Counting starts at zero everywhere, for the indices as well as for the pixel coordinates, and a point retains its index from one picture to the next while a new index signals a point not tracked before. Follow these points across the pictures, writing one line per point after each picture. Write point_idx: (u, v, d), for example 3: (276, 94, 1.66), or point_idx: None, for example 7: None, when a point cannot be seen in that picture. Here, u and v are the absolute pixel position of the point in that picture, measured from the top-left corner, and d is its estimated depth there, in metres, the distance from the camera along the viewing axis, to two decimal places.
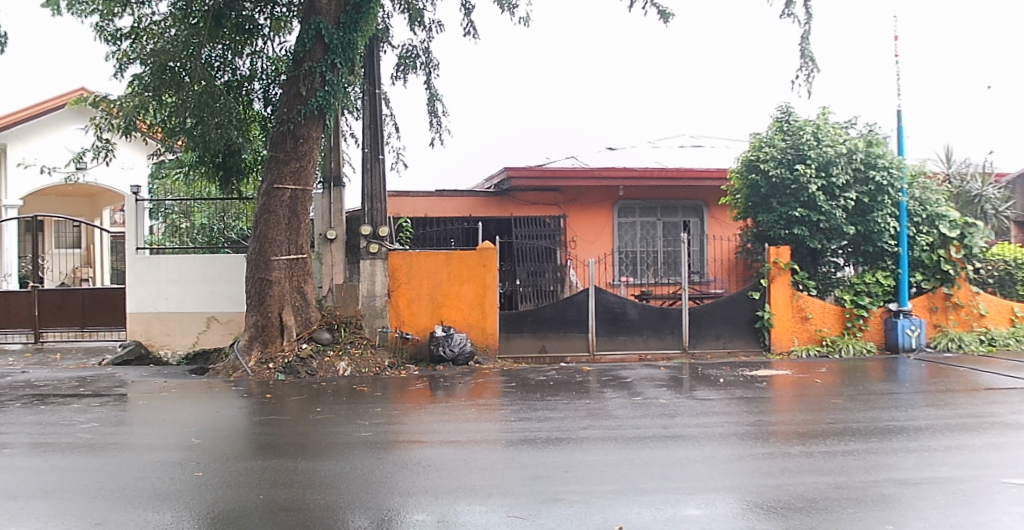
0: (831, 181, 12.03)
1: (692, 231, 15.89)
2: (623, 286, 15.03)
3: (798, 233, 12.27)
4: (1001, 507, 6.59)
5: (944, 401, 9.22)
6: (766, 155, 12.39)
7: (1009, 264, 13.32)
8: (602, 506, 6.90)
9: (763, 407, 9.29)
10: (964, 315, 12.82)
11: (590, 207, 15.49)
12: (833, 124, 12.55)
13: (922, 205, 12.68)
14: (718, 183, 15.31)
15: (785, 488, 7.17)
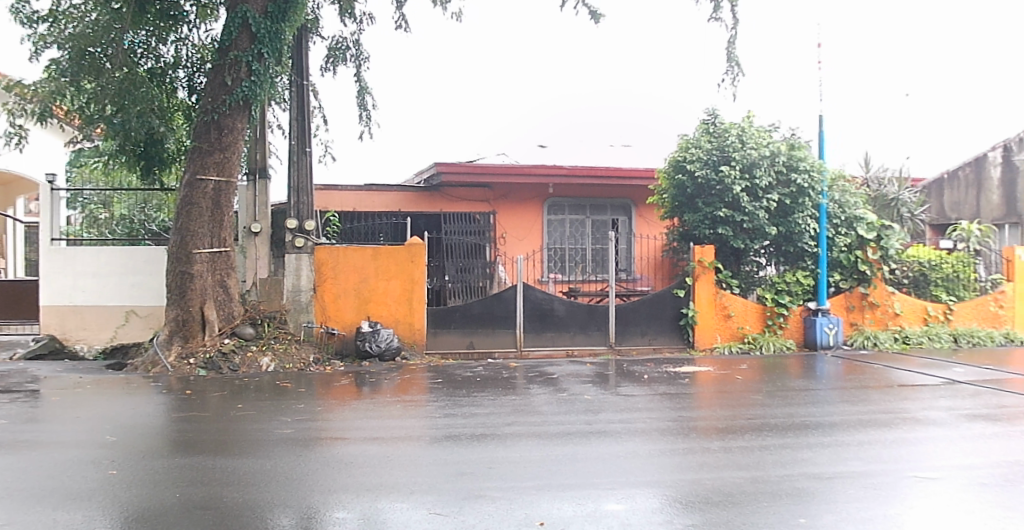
0: (755, 183, 12.28)
1: (620, 229, 16.12)
2: (551, 283, 14.62)
3: (723, 233, 12.53)
4: (910, 500, 6.80)
5: (858, 398, 9.49)
6: (692, 156, 12.58)
7: (922, 265, 13.81)
8: (525, 502, 6.91)
9: (685, 403, 9.43)
10: (880, 313, 13.25)
11: (519, 204, 15.64)
12: (758, 127, 12.80)
13: (841, 207, 13.07)
14: (648, 182, 15.55)
15: (704, 482, 7.29)
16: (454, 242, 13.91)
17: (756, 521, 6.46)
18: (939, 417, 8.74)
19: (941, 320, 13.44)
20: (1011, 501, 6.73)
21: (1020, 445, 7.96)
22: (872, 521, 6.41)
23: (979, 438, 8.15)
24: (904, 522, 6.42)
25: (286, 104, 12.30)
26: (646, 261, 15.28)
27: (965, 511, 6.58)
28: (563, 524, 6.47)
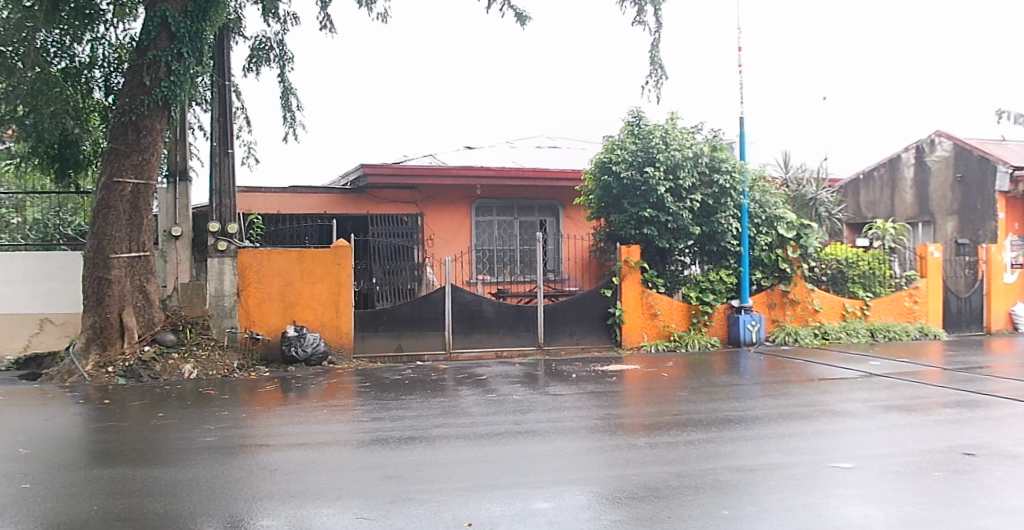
0: (679, 183, 12.51)
1: (547, 230, 16.32)
2: (480, 285, 14.81)
3: (649, 233, 12.71)
4: (829, 490, 6.97)
5: (780, 392, 9.71)
6: (618, 157, 12.69)
7: (840, 263, 14.29)
8: (453, 504, 6.86)
9: (613, 401, 9.52)
10: (800, 310, 13.62)
11: (447, 206, 15.60)
12: (681, 129, 13.01)
13: (762, 207, 13.37)
14: (574, 183, 15.76)
15: (630, 478, 7.36)
16: (382, 245, 13.63)
17: (681, 515, 6.54)
18: (856, 409, 9.00)
19: (858, 315, 13.95)
20: (924, 488, 6.95)
21: (932, 433, 8.26)
22: (793, 511, 6.55)
23: (894, 427, 8.42)
24: (823, 511, 6.57)
25: (207, 106, 12.08)
26: (573, 261, 15.73)
27: (880, 499, 6.77)
28: (491, 524, 6.44)
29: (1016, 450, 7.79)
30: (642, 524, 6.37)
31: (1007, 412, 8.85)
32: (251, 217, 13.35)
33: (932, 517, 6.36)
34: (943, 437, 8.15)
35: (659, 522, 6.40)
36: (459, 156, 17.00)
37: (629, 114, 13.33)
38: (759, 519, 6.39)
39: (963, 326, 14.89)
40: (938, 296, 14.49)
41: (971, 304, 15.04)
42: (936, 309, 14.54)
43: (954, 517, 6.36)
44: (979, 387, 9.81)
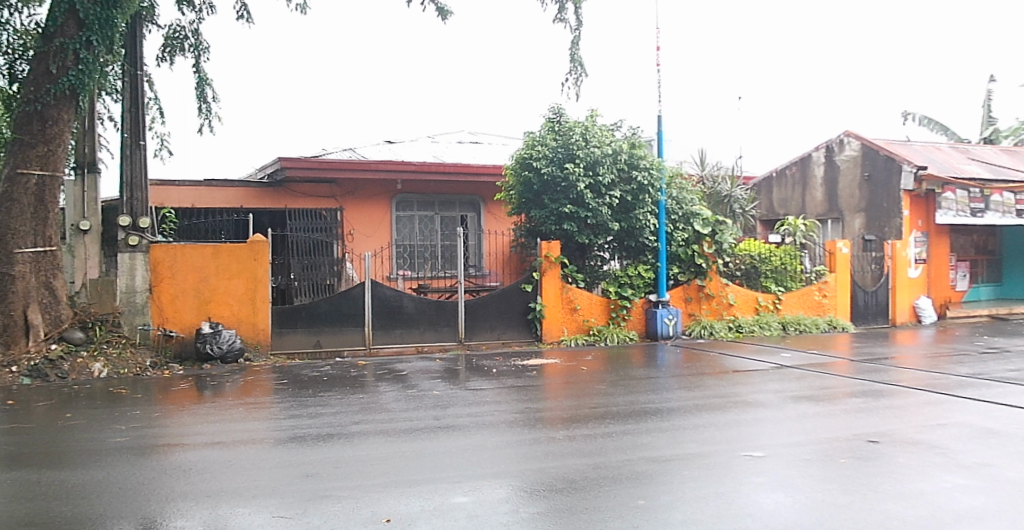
0: (598, 180, 12.72)
1: (468, 225, 16.37)
2: (401, 280, 14.83)
3: (569, 229, 12.90)
4: (741, 478, 7.15)
5: (695, 384, 9.97)
6: (538, 153, 12.82)
7: (754, 259, 14.79)
8: (371, 500, 6.79)
9: (532, 395, 9.62)
10: (715, 304, 14.18)
11: (366, 201, 15.71)
12: (601, 126, 13.24)
13: (678, 204, 13.82)
14: (495, 179, 15.87)
15: (549, 471, 7.42)
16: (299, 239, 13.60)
17: (599, 506, 6.60)
18: (767, 400, 9.28)
19: (771, 309, 14.61)
20: (831, 474, 7.18)
21: (838, 422, 8.56)
22: (706, 500, 6.68)
23: (803, 417, 8.71)
24: (735, 499, 6.72)
25: (117, 95, 11.84)
26: (493, 257, 16.09)
27: (789, 486, 6.96)
28: (410, 519, 6.38)
29: (917, 436, 8.14)
30: (560, 516, 6.40)
31: (908, 401, 9.26)
32: (162, 210, 13.06)
33: (838, 502, 6.57)
34: (849, 426, 8.45)
35: (577, 513, 6.44)
36: (378, 150, 16.89)
37: (549, 109, 13.41)
38: (674, 508, 6.50)
39: (869, 318, 15.72)
40: (846, 290, 15.27)
41: (877, 298, 15.92)
42: (844, 303, 15.34)
43: (859, 501, 6.57)
44: (884, 377, 10.28)
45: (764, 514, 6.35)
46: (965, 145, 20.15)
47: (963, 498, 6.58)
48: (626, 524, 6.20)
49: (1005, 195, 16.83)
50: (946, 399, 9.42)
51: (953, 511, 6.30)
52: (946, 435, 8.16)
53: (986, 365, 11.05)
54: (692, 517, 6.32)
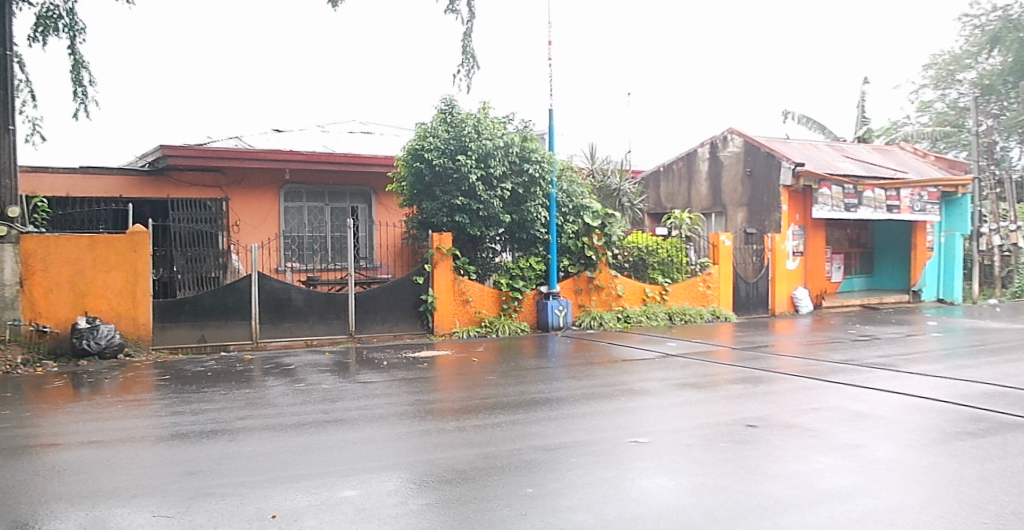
0: (490, 172, 12.91)
1: (359, 216, 16.27)
2: (288, 272, 14.97)
3: (460, 221, 13.07)
4: (626, 464, 7.32)
5: (584, 373, 10.31)
6: (430, 144, 12.80)
7: (642, 251, 15.35)
8: (256, 496, 6.62)
9: (423, 387, 9.78)
10: (605, 295, 14.66)
11: (253, 191, 15.39)
12: (492, 119, 13.38)
13: (569, 197, 14.17)
14: (386, 170, 15.94)
15: (438, 462, 7.44)
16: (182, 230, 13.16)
17: (486, 495, 6.64)
18: (652, 388, 9.64)
19: (657, 300, 15.15)
20: (712, 458, 7.42)
21: (719, 408, 8.91)
22: (593, 485, 6.80)
23: (686, 404, 9.04)
24: (619, 483, 6.86)
25: None
26: (386, 249, 16.10)
27: (673, 470, 7.15)
28: (295, 514, 6.26)
29: (792, 420, 8.52)
30: (448, 506, 6.39)
31: (784, 387, 9.72)
32: (34, 200, 12.61)
33: (718, 484, 6.78)
34: (730, 411, 8.79)
35: (466, 503, 6.45)
36: (266, 139, 16.60)
37: (441, 101, 13.45)
38: (561, 495, 6.58)
39: (750, 308, 16.38)
40: (728, 281, 15.95)
41: (758, 289, 16.56)
42: (727, 294, 16.00)
43: (737, 483, 6.80)
44: (762, 365, 10.84)
45: (648, 498, 6.50)
46: (840, 144, 21.20)
47: (835, 477, 6.88)
48: (514, 512, 6.24)
49: (877, 192, 17.63)
50: (819, 384, 9.95)
51: (825, 490, 6.58)
52: (820, 418, 8.58)
53: (857, 351, 11.72)
54: (579, 502, 6.41)
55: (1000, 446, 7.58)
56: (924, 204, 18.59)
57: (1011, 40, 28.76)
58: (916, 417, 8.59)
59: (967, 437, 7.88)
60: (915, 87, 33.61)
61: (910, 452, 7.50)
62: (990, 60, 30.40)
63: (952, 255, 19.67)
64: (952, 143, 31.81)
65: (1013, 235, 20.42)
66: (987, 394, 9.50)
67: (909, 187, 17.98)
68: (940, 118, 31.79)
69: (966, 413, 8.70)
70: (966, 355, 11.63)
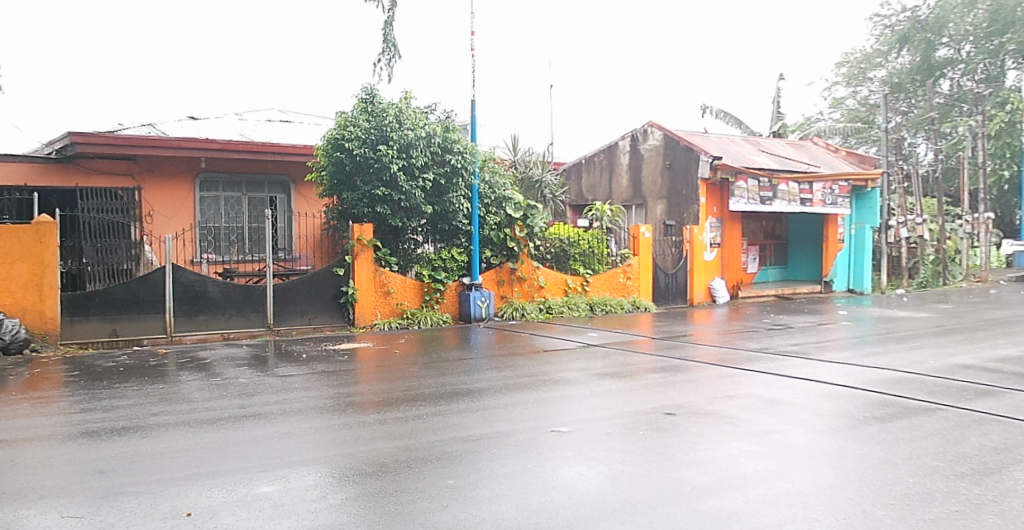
0: (412, 162, 12.84)
1: (277, 207, 15.98)
2: (204, 263, 14.74)
3: (381, 212, 12.97)
4: (548, 453, 7.38)
5: (506, 364, 10.41)
6: (351, 134, 12.66)
7: (563, 242, 15.54)
8: (170, 494, 6.42)
9: (344, 380, 9.71)
10: (527, 286, 14.78)
11: (168, 180, 14.96)
12: (414, 109, 13.31)
13: (491, 188, 14.30)
14: (304, 159, 15.60)
15: (359, 455, 7.35)
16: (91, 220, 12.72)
17: (408, 487, 6.60)
18: (573, 378, 9.78)
19: (579, 291, 15.39)
20: (631, 446, 7.54)
21: (639, 397, 9.08)
22: (514, 475, 6.82)
23: (606, 393, 9.18)
24: (540, 473, 6.91)
25: None
26: (306, 240, 15.82)
27: (593, 459, 7.24)
28: (211, 512, 6.09)
29: (709, 408, 8.74)
30: (369, 499, 6.32)
31: (701, 375, 9.98)
32: None
33: (638, 472, 6.89)
34: (649, 400, 8.96)
35: (386, 496, 6.39)
36: (180, 126, 16.09)
37: (362, 89, 13.27)
38: (483, 486, 6.59)
39: (670, 298, 16.74)
40: (648, 272, 16.28)
41: (677, 280, 16.94)
42: (647, 284, 16.32)
43: (656, 470, 6.92)
44: (681, 353, 11.11)
45: (569, 487, 6.55)
46: (756, 138, 21.85)
47: (749, 462, 7.09)
48: (435, 504, 6.21)
49: (791, 185, 18.24)
50: (734, 372, 10.25)
51: (740, 475, 6.76)
52: (735, 405, 8.84)
53: (771, 339, 12.13)
54: (500, 493, 6.43)
55: (905, 429, 7.94)
56: (836, 197, 19.29)
57: (919, 40, 30.40)
58: (827, 403, 8.92)
59: (875, 422, 8.22)
60: (828, 84, 34.92)
61: (821, 437, 7.78)
62: (898, 59, 32.03)
63: (862, 247, 20.51)
64: (863, 139, 33.03)
65: (920, 227, 21.44)
66: (894, 380, 9.94)
67: (822, 181, 18.66)
68: (852, 114, 33.07)
69: (873, 398, 9.08)
70: (873, 342, 12.15)
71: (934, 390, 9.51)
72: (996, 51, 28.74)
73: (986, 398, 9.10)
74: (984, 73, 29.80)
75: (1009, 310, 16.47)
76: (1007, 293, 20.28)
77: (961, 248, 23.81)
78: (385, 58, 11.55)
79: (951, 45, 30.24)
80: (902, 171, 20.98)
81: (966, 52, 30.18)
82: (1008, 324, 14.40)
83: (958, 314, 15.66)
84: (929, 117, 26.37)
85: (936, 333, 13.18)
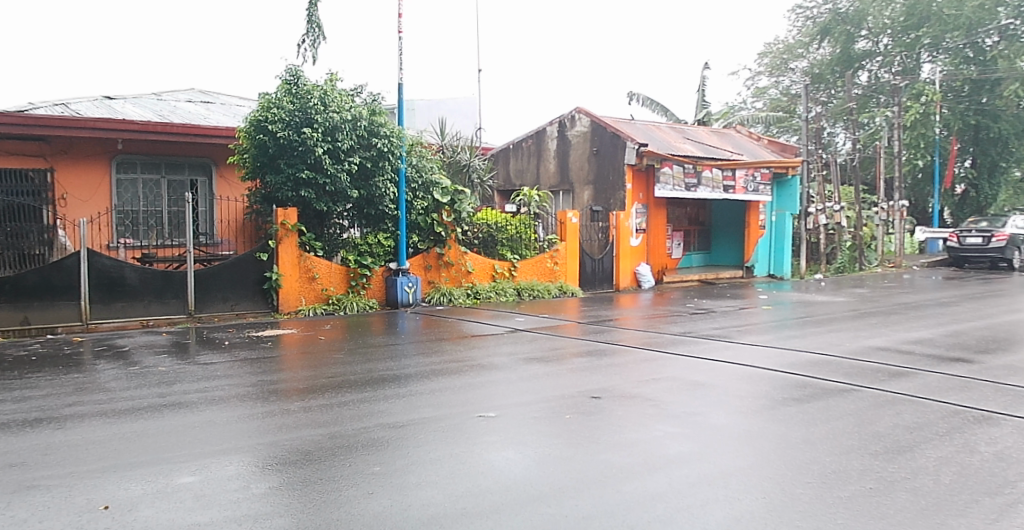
0: (337, 145, 12.63)
1: (198, 190, 15.58)
2: (122, 249, 14.35)
3: (305, 195, 12.77)
4: (475, 438, 7.40)
5: (433, 349, 10.41)
6: (274, 116, 12.37)
7: (491, 227, 15.61)
8: (86, 487, 6.21)
9: (268, 367, 9.54)
10: (455, 272, 14.78)
11: (82, 162, 14.38)
12: (340, 91, 13.08)
13: (418, 172, 14.23)
14: (226, 141, 15.14)
15: (282, 443, 7.23)
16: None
17: (333, 475, 6.52)
18: (501, 363, 9.84)
19: (506, 276, 15.44)
20: (557, 430, 7.62)
21: (565, 381, 9.19)
22: (441, 461, 6.82)
23: (533, 377, 9.25)
24: (467, 458, 6.93)
25: None
26: (227, 224, 15.51)
27: (521, 443, 7.29)
28: (129, 504, 5.91)
29: (634, 391, 8.89)
30: (293, 488, 6.23)
31: (627, 359, 10.16)
32: None
33: (564, 455, 6.97)
34: (575, 384, 9.07)
35: (311, 484, 6.31)
36: (94, 106, 15.48)
37: (286, 71, 12.98)
38: (409, 472, 6.57)
39: (596, 283, 16.96)
40: (575, 257, 16.44)
41: (604, 265, 17.16)
42: (574, 269, 16.49)
43: (581, 453, 7.02)
44: (607, 337, 11.28)
45: (496, 471, 6.58)
46: (681, 125, 22.26)
47: (673, 443, 7.25)
48: (361, 492, 6.16)
49: (714, 172, 18.68)
50: (659, 356, 10.47)
51: (663, 457, 6.91)
52: (659, 388, 9.02)
53: (695, 324, 12.42)
54: (427, 479, 6.42)
55: (822, 410, 8.23)
56: (758, 184, 19.82)
57: (840, 33, 31.46)
58: (748, 385, 9.19)
59: (793, 403, 8.50)
60: (752, 74, 35.89)
61: (743, 418, 8.01)
62: (819, 50, 33.17)
63: (783, 233, 21.05)
64: (784, 128, 34.30)
65: (837, 214, 21.91)
66: (812, 363, 10.29)
67: (744, 168, 19.17)
68: (775, 103, 34.05)
69: (793, 380, 9.40)
70: (792, 326, 12.56)
71: (849, 371, 9.89)
72: (912, 44, 29.78)
73: (898, 379, 9.50)
74: (900, 65, 30.90)
75: (922, 294, 17.22)
76: (919, 278, 21.23)
77: (877, 235, 24.76)
78: (309, 38, 11.32)
79: (869, 38, 31.38)
80: (820, 159, 21.65)
81: (883, 45, 31.37)
82: (920, 307, 15.06)
83: (873, 298, 16.32)
84: (850, 107, 27.29)
85: (852, 317, 13.69)
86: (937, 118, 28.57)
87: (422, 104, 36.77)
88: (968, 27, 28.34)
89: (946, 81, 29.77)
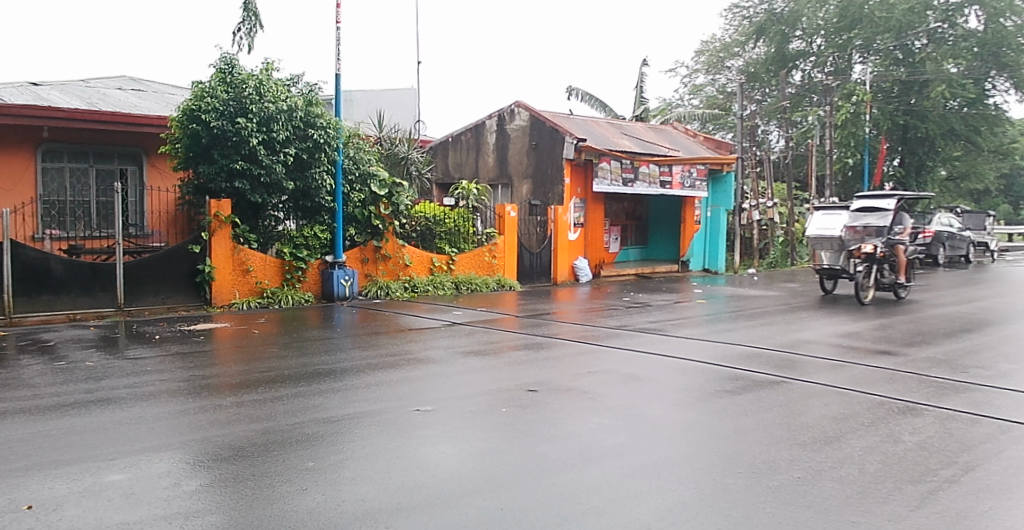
0: (272, 136, 12.42)
1: (127, 180, 15.15)
2: (48, 240, 13.87)
3: (239, 187, 12.53)
4: (412, 432, 7.39)
5: (370, 343, 10.35)
6: (207, 105, 12.10)
7: (428, 221, 15.55)
8: (7, 486, 5.99)
9: (201, 362, 9.35)
10: (392, 265, 14.70)
11: (5, 150, 13.85)
12: (276, 81, 12.86)
13: (356, 163, 14.10)
14: (158, 130, 14.74)
15: (214, 439, 7.10)
16: None
17: (267, 471, 6.44)
18: (438, 356, 9.85)
19: (445, 269, 15.42)
20: (494, 423, 7.67)
21: (502, 374, 9.24)
22: (376, 456, 6.79)
23: (470, 371, 9.28)
24: (404, 452, 6.92)
25: None
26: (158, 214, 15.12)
27: (457, 436, 7.31)
28: (54, 504, 5.73)
29: (571, 384, 9.00)
30: (225, 485, 6.13)
31: (563, 353, 10.27)
32: None
33: (500, 448, 7.02)
34: (512, 377, 9.13)
35: (244, 481, 6.22)
36: (17, 91, 14.90)
37: (220, 59, 12.69)
38: (344, 467, 6.53)
39: (534, 277, 17.10)
40: (513, 251, 16.54)
41: (542, 258, 17.29)
42: (512, 263, 16.57)
43: (517, 446, 7.07)
44: (544, 331, 11.39)
45: (432, 465, 6.59)
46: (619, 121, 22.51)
47: (607, 436, 7.37)
48: (294, 488, 6.10)
49: (651, 167, 18.97)
50: (596, 350, 10.62)
51: (598, 448, 7.01)
52: (595, 381, 9.14)
53: (631, 317, 12.61)
54: (362, 474, 6.39)
55: (753, 402, 8.46)
56: (694, 180, 20.19)
57: (775, 32, 32.29)
58: (682, 377, 9.39)
59: (725, 395, 8.72)
60: (689, 71, 36.56)
61: (676, 410, 8.18)
62: (754, 50, 34.01)
63: (717, 229, 21.56)
64: (720, 125, 35.03)
65: (770, 211, 22.53)
66: (743, 355, 10.57)
67: (680, 164, 19.54)
68: (711, 101, 34.75)
69: (725, 372, 9.64)
70: (725, 319, 12.87)
71: (779, 364, 10.18)
72: (844, 46, 30.67)
73: (826, 371, 9.83)
74: (832, 66, 31.81)
75: (850, 289, 17.79)
76: None
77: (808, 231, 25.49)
78: (244, 27, 11.11)
79: (802, 38, 32.25)
80: (754, 156, 22.12)
81: (816, 45, 32.28)
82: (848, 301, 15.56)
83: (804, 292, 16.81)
84: (784, 106, 28.04)
85: (783, 310, 14.08)
86: (867, 118, 29.49)
87: (360, 95, 36.39)
88: (898, 30, 28.93)
89: (876, 82, 30.51)
